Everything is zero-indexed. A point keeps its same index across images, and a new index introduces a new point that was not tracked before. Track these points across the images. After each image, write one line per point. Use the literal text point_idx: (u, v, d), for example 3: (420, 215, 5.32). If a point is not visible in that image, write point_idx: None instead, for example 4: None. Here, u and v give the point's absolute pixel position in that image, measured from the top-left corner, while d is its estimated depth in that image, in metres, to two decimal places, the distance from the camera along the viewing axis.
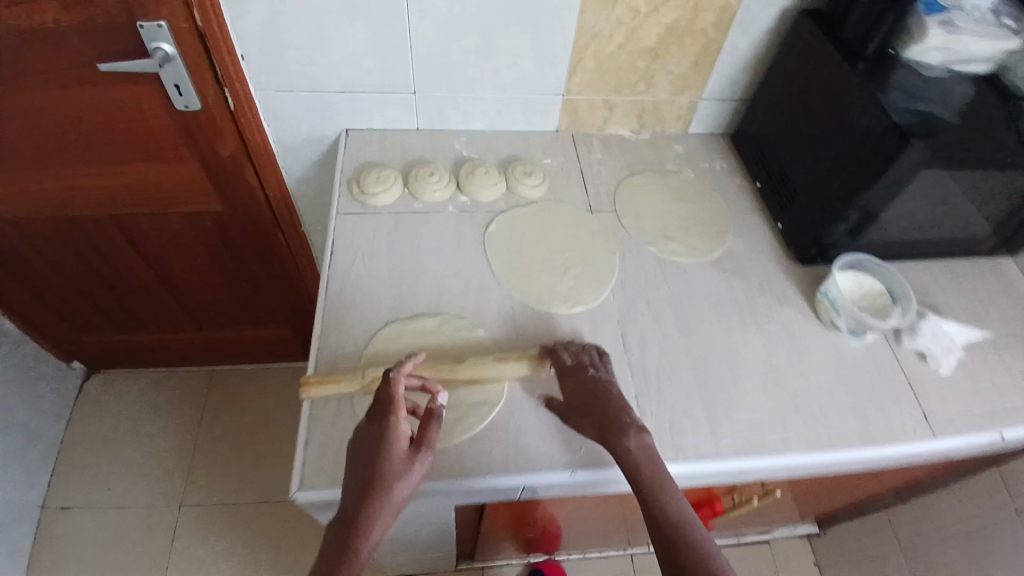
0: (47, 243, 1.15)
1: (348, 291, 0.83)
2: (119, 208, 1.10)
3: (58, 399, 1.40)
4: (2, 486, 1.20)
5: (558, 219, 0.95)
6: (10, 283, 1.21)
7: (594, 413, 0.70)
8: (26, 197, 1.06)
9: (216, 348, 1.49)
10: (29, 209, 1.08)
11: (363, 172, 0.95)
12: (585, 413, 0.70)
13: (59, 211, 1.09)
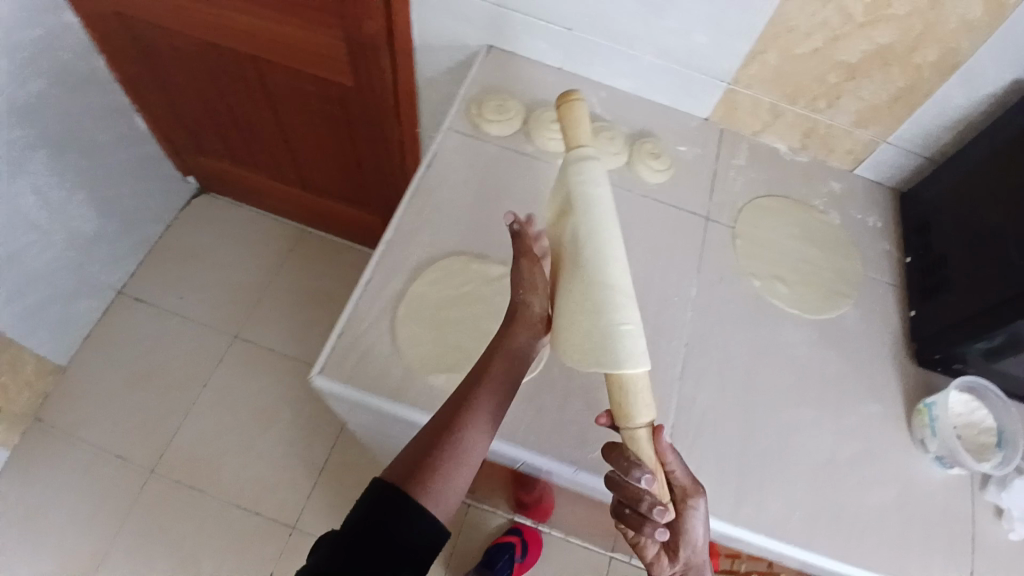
0: (192, 61, 1.22)
1: (430, 207, 0.82)
2: (256, 55, 1.14)
3: (164, 203, 1.59)
4: (93, 262, 1.43)
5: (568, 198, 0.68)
6: (154, 84, 1.33)
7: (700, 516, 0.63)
8: (180, 18, 1.12)
9: (309, 208, 1.56)
10: (182, 28, 1.14)
11: (486, 97, 0.91)
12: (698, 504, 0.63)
13: (208, 39, 1.14)
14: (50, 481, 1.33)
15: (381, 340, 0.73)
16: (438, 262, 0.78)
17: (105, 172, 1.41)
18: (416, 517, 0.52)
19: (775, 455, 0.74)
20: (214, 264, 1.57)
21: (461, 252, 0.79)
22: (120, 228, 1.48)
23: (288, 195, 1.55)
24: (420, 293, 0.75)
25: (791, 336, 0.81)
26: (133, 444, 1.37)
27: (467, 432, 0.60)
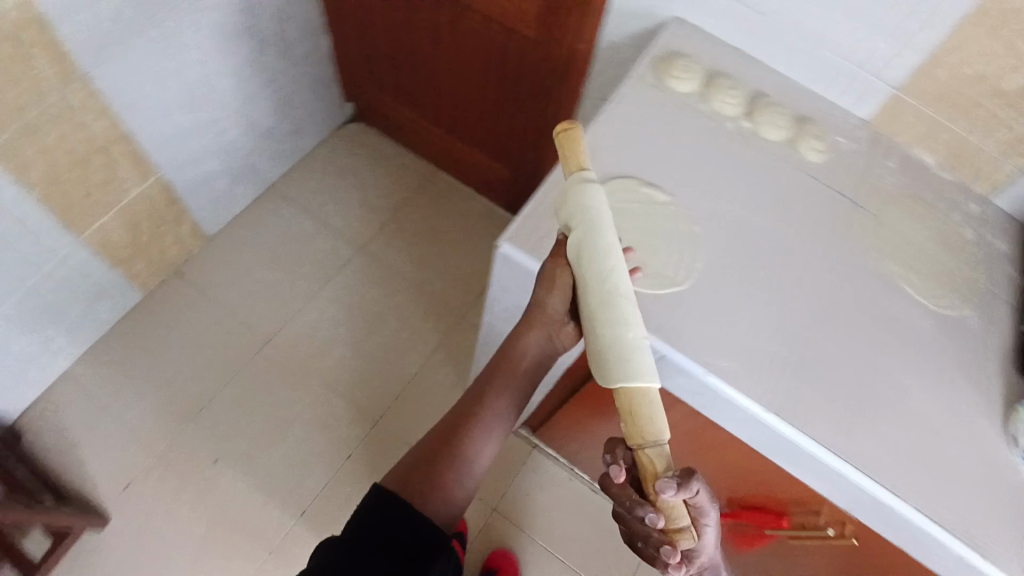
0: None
1: (612, 134, 0.94)
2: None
3: (325, 121, 1.80)
4: (259, 155, 1.63)
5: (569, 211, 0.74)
6: (353, 12, 1.51)
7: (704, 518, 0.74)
8: None
9: (450, 152, 1.72)
10: None
11: (671, 57, 1.03)
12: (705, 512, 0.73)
13: None
14: (180, 329, 1.52)
15: (557, 227, 0.85)
16: (615, 179, 0.89)
17: (291, 80, 1.60)
18: (408, 518, 0.69)
19: (885, 411, 0.80)
20: (355, 184, 1.75)
21: (635, 175, 0.90)
22: (286, 133, 1.68)
23: (434, 137, 1.71)
24: None
25: (914, 318, 0.88)
26: (254, 316, 1.55)
27: (463, 437, 0.81)
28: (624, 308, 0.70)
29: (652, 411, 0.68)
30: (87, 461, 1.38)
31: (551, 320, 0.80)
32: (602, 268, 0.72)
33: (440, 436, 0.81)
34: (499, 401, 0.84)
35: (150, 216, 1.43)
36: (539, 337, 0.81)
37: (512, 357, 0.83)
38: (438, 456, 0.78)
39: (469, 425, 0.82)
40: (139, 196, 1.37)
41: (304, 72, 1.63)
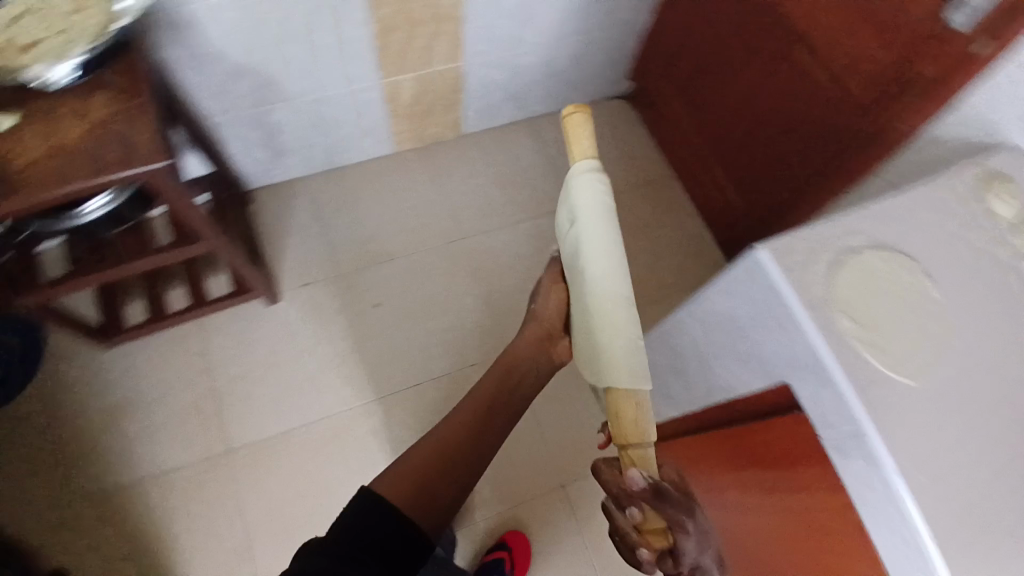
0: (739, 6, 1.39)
1: (914, 210, 0.87)
2: (800, 32, 1.25)
3: (602, 86, 1.89)
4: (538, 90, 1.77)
5: (580, 206, 0.80)
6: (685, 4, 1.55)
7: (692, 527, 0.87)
8: None
9: (699, 164, 1.74)
10: None
11: (997, 178, 0.91)
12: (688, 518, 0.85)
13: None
14: (407, 192, 1.73)
15: (822, 257, 0.80)
16: (892, 249, 0.83)
17: (597, 41, 1.69)
18: (393, 509, 0.71)
19: None
20: (599, 149, 1.87)
21: (917, 260, 0.83)
22: (567, 81, 1.79)
23: (694, 144, 1.74)
24: (869, 258, 0.82)
25: None
26: (465, 213, 1.72)
27: (474, 416, 0.88)
28: (623, 314, 0.77)
29: (628, 413, 0.77)
30: (291, 251, 1.62)
31: (542, 330, 0.97)
32: (599, 271, 0.78)
33: (462, 417, 0.87)
34: (509, 398, 0.93)
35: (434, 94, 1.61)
36: (541, 333, 0.98)
37: (514, 352, 0.96)
38: (455, 439, 0.84)
39: (484, 409, 0.89)
40: (437, 74, 1.55)
41: (615, 40, 1.70)
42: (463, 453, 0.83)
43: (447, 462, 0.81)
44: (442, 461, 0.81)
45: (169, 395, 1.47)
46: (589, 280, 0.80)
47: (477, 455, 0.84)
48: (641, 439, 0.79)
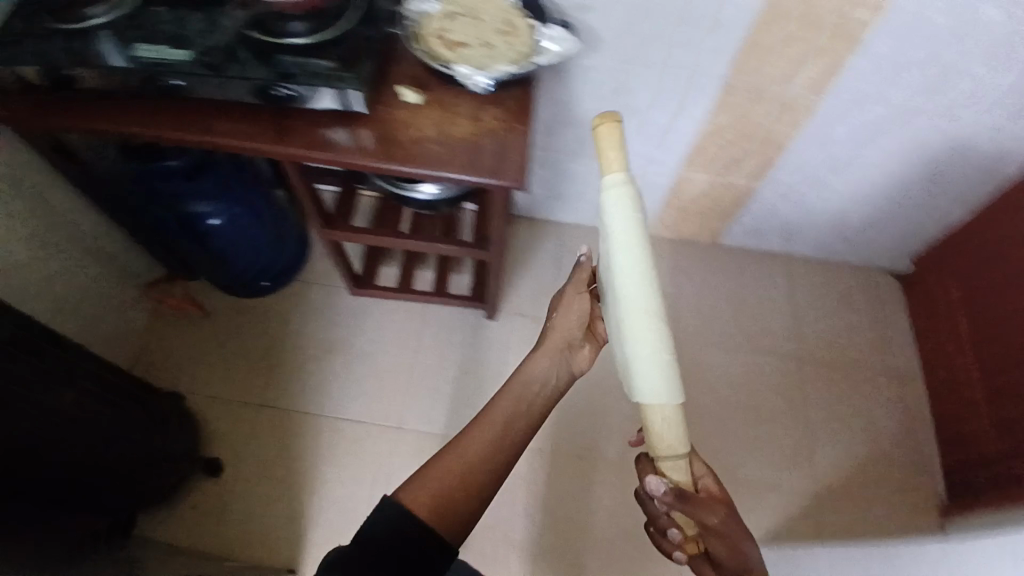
0: None
1: None
2: None
3: (875, 257, 1.80)
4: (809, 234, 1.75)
5: (614, 217, 0.82)
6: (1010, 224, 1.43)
7: (712, 528, 0.88)
8: None
9: (957, 381, 1.58)
10: None
11: None
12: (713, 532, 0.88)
13: None
14: None
15: None
16: None
17: (895, 217, 1.62)
18: (427, 531, 0.76)
19: None
20: (844, 315, 1.77)
21: None
22: (843, 239, 1.74)
23: (961, 360, 1.58)
24: None
25: None
26: (689, 317, 1.74)
27: (500, 425, 0.93)
28: (650, 334, 0.84)
29: (661, 422, 0.86)
30: (526, 278, 1.72)
31: (561, 341, 1.06)
32: (620, 287, 0.84)
33: (477, 439, 0.90)
34: (532, 398, 0.99)
35: (714, 199, 1.65)
36: (558, 333, 1.06)
37: (528, 369, 1.03)
38: (477, 456, 0.88)
39: (501, 429, 0.93)
40: (728, 184, 1.58)
41: (917, 223, 1.62)
42: (486, 471, 0.88)
43: (471, 472, 0.86)
44: (468, 470, 0.86)
45: (373, 352, 1.60)
46: (615, 297, 0.87)
47: (502, 455, 0.90)
48: (665, 446, 0.88)
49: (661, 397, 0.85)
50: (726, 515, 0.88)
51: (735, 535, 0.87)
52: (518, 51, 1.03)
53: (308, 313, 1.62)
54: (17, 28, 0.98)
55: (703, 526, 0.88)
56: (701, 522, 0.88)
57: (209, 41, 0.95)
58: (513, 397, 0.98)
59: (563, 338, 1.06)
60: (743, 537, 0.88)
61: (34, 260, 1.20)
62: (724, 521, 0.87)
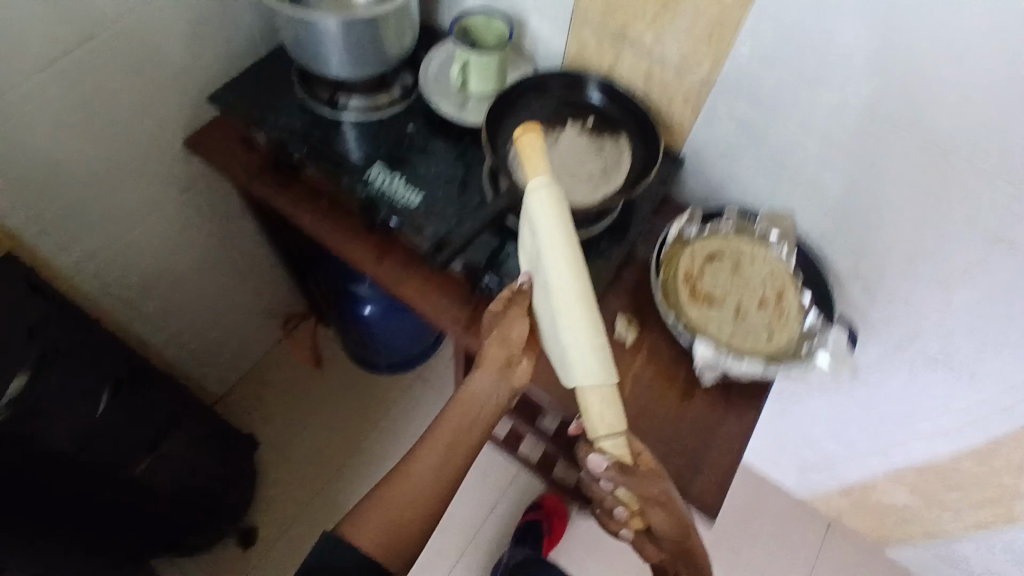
0: None
1: None
2: None
3: None
4: None
5: (536, 218, 0.57)
6: None
7: (665, 505, 0.60)
8: None
9: None
10: None
11: None
12: (665, 508, 0.60)
13: None
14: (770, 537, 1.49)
15: None
16: None
17: None
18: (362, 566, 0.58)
19: None
20: None
21: None
22: None
23: None
24: None
25: None
26: None
27: (445, 446, 0.65)
28: (586, 294, 0.55)
29: (601, 411, 0.56)
30: None
31: (503, 354, 0.67)
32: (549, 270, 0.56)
33: (425, 460, 0.64)
34: (477, 420, 0.67)
35: (905, 517, 1.32)
36: (502, 344, 0.67)
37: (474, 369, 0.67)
38: (418, 483, 0.63)
39: (451, 434, 0.65)
40: (926, 514, 1.25)
41: None
42: (441, 480, 0.64)
43: (411, 501, 0.62)
44: (411, 498, 0.63)
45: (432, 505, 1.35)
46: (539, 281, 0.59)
47: (441, 479, 0.63)
48: (607, 434, 0.56)
49: (597, 382, 0.55)
50: (658, 490, 0.60)
51: (672, 515, 0.60)
52: (776, 342, 0.81)
53: (409, 413, 1.45)
54: (268, 95, 0.90)
55: (655, 499, 0.60)
56: (651, 494, 0.60)
57: (443, 193, 0.84)
58: (462, 418, 0.67)
59: (506, 340, 0.67)
60: (684, 518, 0.61)
61: (189, 286, 1.14)
62: (664, 505, 0.60)
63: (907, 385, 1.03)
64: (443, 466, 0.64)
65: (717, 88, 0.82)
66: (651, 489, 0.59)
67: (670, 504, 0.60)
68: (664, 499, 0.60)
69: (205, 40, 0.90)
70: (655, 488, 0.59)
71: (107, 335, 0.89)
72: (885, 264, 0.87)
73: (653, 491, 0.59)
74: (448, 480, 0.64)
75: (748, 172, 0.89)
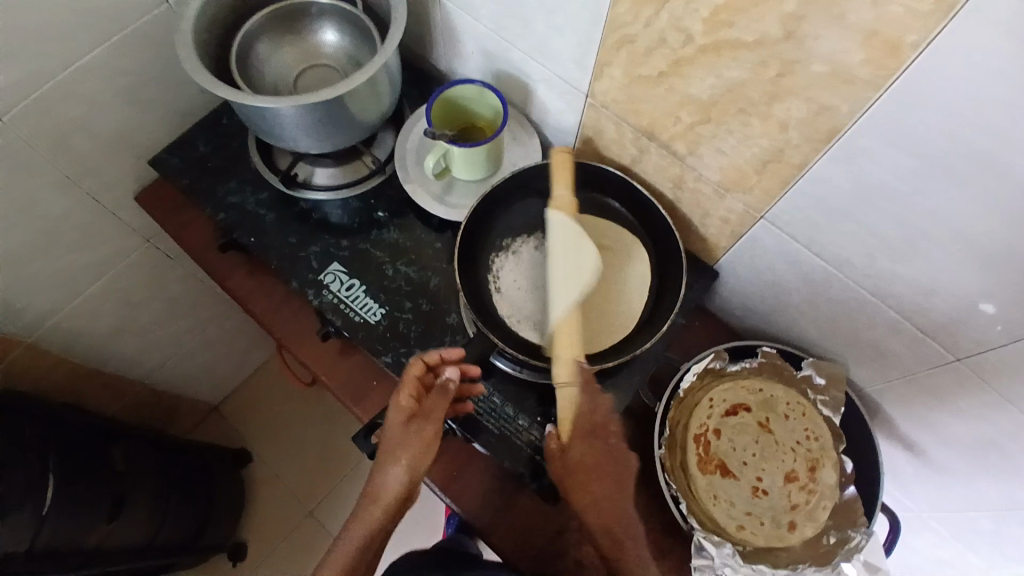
0: None
1: None
2: None
3: None
4: None
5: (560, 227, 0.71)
6: None
7: (589, 443, 0.65)
8: None
9: None
10: None
11: None
12: (588, 445, 0.64)
13: None
14: None
15: None
16: None
17: None
18: None
19: None
20: None
21: None
22: None
23: None
24: None
25: None
26: None
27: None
28: (574, 277, 0.68)
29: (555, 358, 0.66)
30: None
31: (400, 479, 0.62)
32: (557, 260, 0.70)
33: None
34: (371, 536, 0.62)
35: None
36: (411, 465, 0.61)
37: (380, 484, 0.62)
38: None
39: (357, 545, 0.62)
40: None
41: None
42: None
43: None
44: None
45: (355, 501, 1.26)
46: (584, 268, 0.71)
47: None
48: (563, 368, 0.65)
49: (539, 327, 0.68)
50: (593, 437, 0.65)
51: (583, 452, 0.64)
52: (796, 537, 0.67)
53: None
54: (223, 159, 0.76)
55: (587, 428, 0.65)
56: (586, 419, 0.65)
57: (412, 307, 0.70)
58: (359, 530, 0.62)
59: (416, 461, 0.61)
60: (593, 460, 0.64)
61: (168, 323, 1.03)
62: (587, 448, 0.64)
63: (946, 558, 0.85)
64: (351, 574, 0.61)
65: (764, 220, 0.62)
66: (579, 415, 0.65)
67: (594, 441, 0.65)
68: (590, 433, 0.65)
69: (153, 87, 0.74)
70: (578, 414, 0.65)
71: (33, 420, 0.79)
72: (944, 448, 0.68)
73: (585, 417, 0.65)
74: None
75: (794, 312, 0.70)
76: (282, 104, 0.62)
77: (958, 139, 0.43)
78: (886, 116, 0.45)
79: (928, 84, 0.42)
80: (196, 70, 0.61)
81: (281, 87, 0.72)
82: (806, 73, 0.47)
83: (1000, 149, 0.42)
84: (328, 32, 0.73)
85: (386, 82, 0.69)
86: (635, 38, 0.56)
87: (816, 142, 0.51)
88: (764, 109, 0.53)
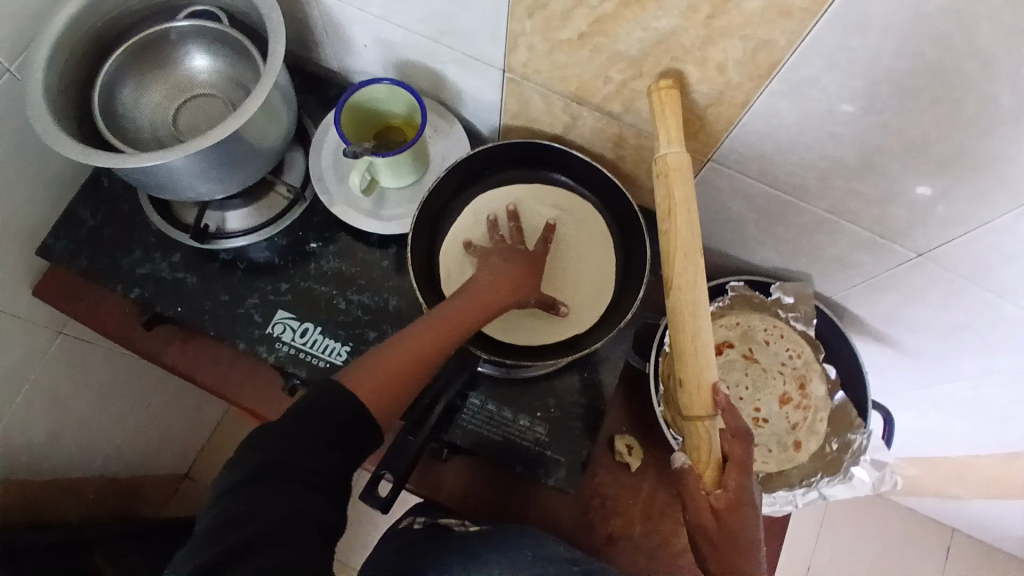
0: None
1: None
2: None
3: None
4: None
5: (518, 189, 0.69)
6: None
7: (731, 477, 0.49)
8: None
9: None
10: None
11: None
12: (730, 474, 0.49)
13: None
14: None
15: None
16: None
17: None
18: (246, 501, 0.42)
19: None
20: None
21: None
22: None
23: None
24: None
25: None
26: None
27: (426, 342, 0.53)
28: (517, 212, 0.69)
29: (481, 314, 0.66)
30: None
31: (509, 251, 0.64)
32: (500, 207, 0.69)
33: (430, 323, 0.54)
34: (467, 324, 0.56)
35: (907, 506, 1.25)
36: (511, 281, 0.61)
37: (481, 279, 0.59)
38: (404, 353, 0.52)
39: (433, 329, 0.54)
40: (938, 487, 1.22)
41: None
42: (413, 371, 0.52)
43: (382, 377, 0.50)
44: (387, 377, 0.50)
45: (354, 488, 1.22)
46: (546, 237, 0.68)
47: (404, 368, 0.51)
48: (706, 419, 0.49)
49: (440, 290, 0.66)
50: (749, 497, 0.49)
51: (733, 526, 0.47)
52: (803, 454, 0.70)
53: None
54: (124, 229, 0.67)
55: (739, 455, 0.49)
56: (737, 460, 0.50)
57: (377, 334, 0.66)
58: (446, 320, 0.55)
59: (513, 279, 0.61)
60: (749, 536, 0.48)
61: (106, 408, 0.93)
62: (740, 518, 0.48)
63: (924, 423, 0.91)
64: (411, 374, 0.52)
65: (712, 162, 0.61)
66: (732, 442, 0.50)
67: (745, 473, 0.49)
68: (736, 454, 0.50)
69: (12, 167, 0.64)
70: (732, 441, 0.50)
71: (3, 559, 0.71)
72: (914, 334, 0.72)
73: (738, 448, 0.49)
74: (396, 366, 0.51)
75: (754, 242, 0.70)
76: (171, 156, 0.54)
77: (903, 54, 0.42)
78: (829, 42, 0.44)
79: (870, 3, 0.40)
80: (59, 141, 0.52)
81: (161, 130, 0.63)
82: (740, 11, 0.45)
83: (949, 51, 0.41)
84: (198, 57, 0.63)
85: (280, 103, 0.61)
86: (547, 2, 0.51)
87: (758, 78, 0.49)
88: (699, 55, 0.50)
